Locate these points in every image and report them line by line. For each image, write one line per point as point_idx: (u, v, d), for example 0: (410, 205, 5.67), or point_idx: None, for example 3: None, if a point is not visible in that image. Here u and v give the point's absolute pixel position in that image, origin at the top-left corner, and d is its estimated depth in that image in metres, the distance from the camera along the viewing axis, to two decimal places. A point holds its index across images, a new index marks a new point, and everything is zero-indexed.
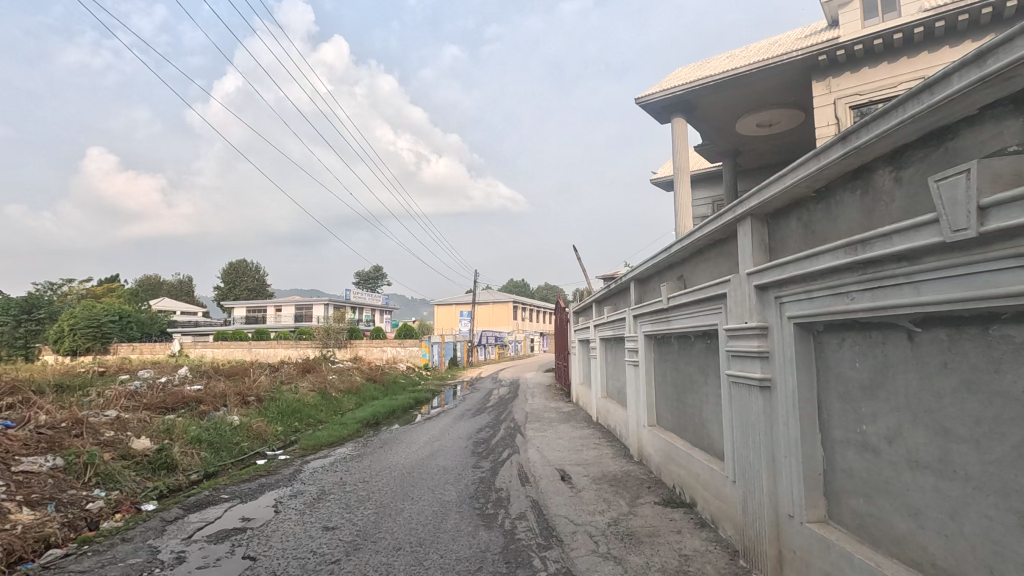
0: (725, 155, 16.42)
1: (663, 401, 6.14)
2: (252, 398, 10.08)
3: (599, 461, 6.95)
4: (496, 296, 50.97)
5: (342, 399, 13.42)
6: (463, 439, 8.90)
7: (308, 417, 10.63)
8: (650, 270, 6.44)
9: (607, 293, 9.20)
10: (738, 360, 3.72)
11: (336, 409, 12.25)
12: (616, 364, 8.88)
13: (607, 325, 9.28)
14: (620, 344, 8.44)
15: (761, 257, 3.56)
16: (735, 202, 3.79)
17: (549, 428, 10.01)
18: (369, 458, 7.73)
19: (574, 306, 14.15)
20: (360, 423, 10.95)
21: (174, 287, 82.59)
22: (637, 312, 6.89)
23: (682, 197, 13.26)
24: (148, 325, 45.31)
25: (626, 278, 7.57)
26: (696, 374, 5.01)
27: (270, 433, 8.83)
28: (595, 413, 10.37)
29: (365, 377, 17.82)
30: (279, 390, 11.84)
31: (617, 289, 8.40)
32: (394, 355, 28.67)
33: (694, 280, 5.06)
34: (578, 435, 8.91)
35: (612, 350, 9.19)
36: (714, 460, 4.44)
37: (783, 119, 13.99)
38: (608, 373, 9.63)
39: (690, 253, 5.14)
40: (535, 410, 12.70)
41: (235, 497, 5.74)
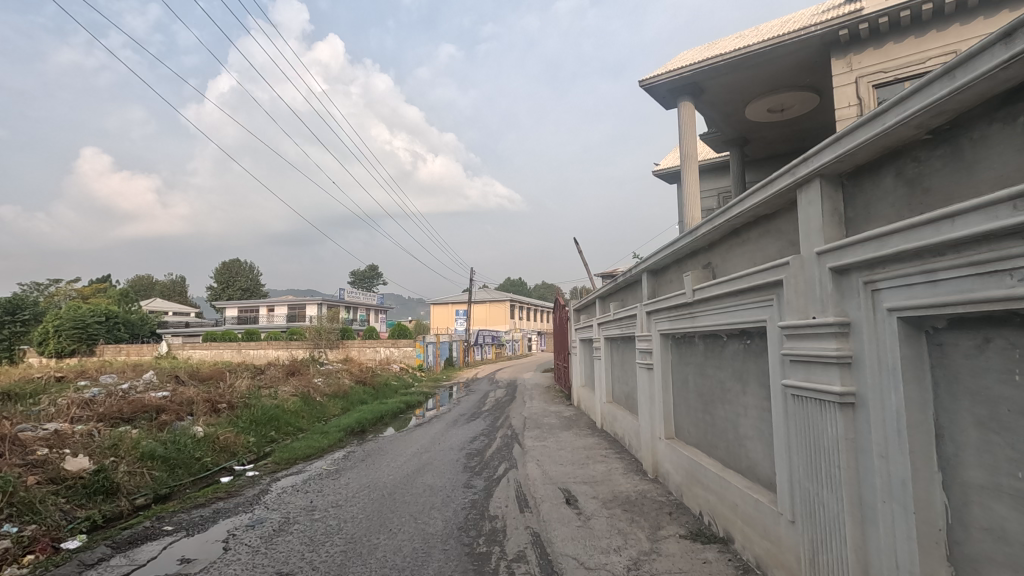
0: (732, 144, 15.56)
1: (684, 411, 5.29)
2: (223, 405, 9.16)
3: (608, 478, 6.09)
4: (493, 295, 50.08)
5: (327, 405, 12.50)
6: (455, 451, 8.01)
7: (286, 425, 9.72)
8: (667, 259, 5.58)
9: (614, 288, 8.33)
10: (801, 367, 2.85)
11: (319, 415, 11.36)
12: (624, 367, 8.02)
13: (613, 324, 8.42)
14: (629, 344, 7.57)
15: (834, 231, 2.70)
16: (796, 161, 2.93)
17: (550, 436, 9.14)
18: (347, 476, 6.82)
19: (575, 303, 13.27)
20: (343, 431, 10.06)
21: (167, 287, 81.49)
22: (650, 309, 6.03)
23: (690, 185, 12.41)
24: (137, 326, 44.21)
25: (637, 270, 6.72)
26: (729, 381, 4.16)
27: (240, 445, 7.95)
28: (599, 419, 9.51)
29: (354, 380, 16.90)
30: (257, 395, 10.92)
31: (625, 282, 7.55)
32: (387, 356, 27.75)
33: (727, 268, 4.20)
34: (582, 445, 8.03)
35: (619, 350, 8.32)
36: (758, 489, 3.59)
37: (796, 104, 13.14)
38: (614, 376, 8.76)
39: (721, 235, 4.28)
40: (534, 415, 11.82)
41: (181, 528, 4.86)
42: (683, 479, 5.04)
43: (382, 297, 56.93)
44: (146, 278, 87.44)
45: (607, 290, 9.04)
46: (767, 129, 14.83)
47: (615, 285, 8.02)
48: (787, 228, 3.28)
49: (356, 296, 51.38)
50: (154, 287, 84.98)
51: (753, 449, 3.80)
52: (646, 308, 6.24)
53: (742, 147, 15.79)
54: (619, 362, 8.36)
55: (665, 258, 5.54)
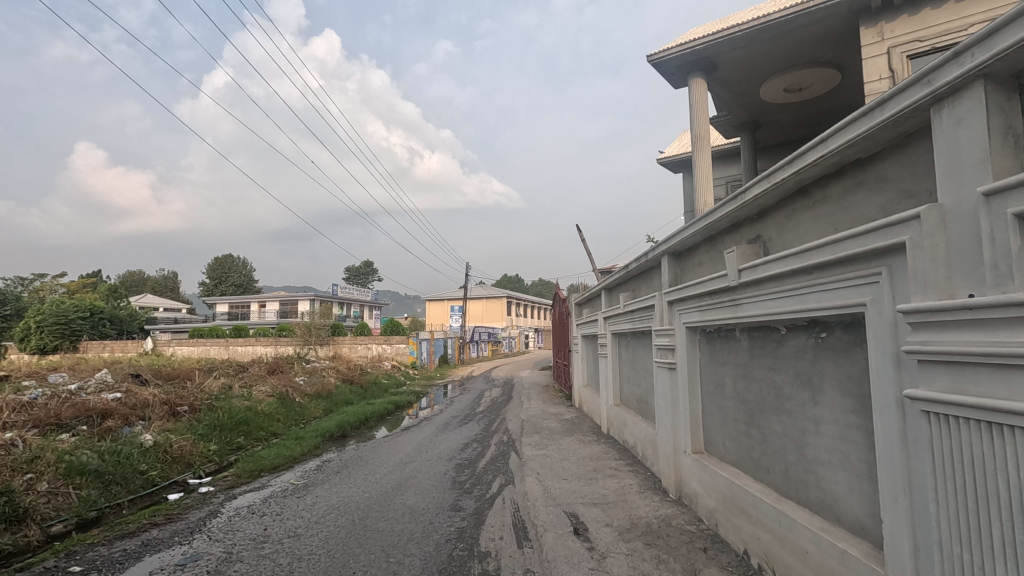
0: (744, 129, 14.63)
1: (718, 421, 4.34)
2: (184, 408, 8.16)
3: (621, 499, 5.13)
4: (489, 291, 49.10)
5: (308, 406, 11.51)
6: (443, 462, 7.02)
7: (257, 430, 8.73)
8: (696, 237, 4.64)
9: (624, 277, 7.37)
10: (944, 372, 1.91)
11: (297, 418, 10.36)
12: (636, 366, 7.06)
13: (623, 318, 7.47)
14: (643, 340, 6.62)
15: (1006, 162, 1.76)
16: (932, 66, 1.98)
17: (551, 443, 8.18)
18: (314, 493, 5.82)
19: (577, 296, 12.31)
20: (321, 437, 9.07)
21: (159, 283, 80.27)
22: (673, 298, 5.08)
23: (702, 169, 11.46)
24: (124, 321, 43.08)
25: (654, 254, 5.79)
26: (789, 387, 3.21)
27: (198, 455, 6.96)
28: (605, 424, 8.56)
29: (341, 379, 15.89)
30: (228, 396, 9.92)
31: (638, 269, 6.59)
32: (379, 353, 26.76)
33: (787, 240, 3.24)
34: (588, 455, 7.08)
35: (630, 348, 7.36)
36: (842, 535, 2.64)
37: (816, 83, 12.22)
38: (623, 376, 7.81)
39: (778, 199, 3.32)
40: (532, 418, 10.86)
41: (92, 569, 3.88)
42: (718, 506, 4.09)
43: (377, 293, 55.88)
44: (137, 273, 86.05)
45: (616, 281, 8.08)
46: (781, 111, 13.88)
47: (627, 273, 7.05)
48: (897, 175, 2.33)
49: (349, 292, 50.30)
50: (146, 283, 83.67)
51: (828, 478, 2.85)
52: (667, 297, 5.28)
53: (753, 132, 14.85)
54: (630, 360, 7.41)
55: (692, 235, 4.58)
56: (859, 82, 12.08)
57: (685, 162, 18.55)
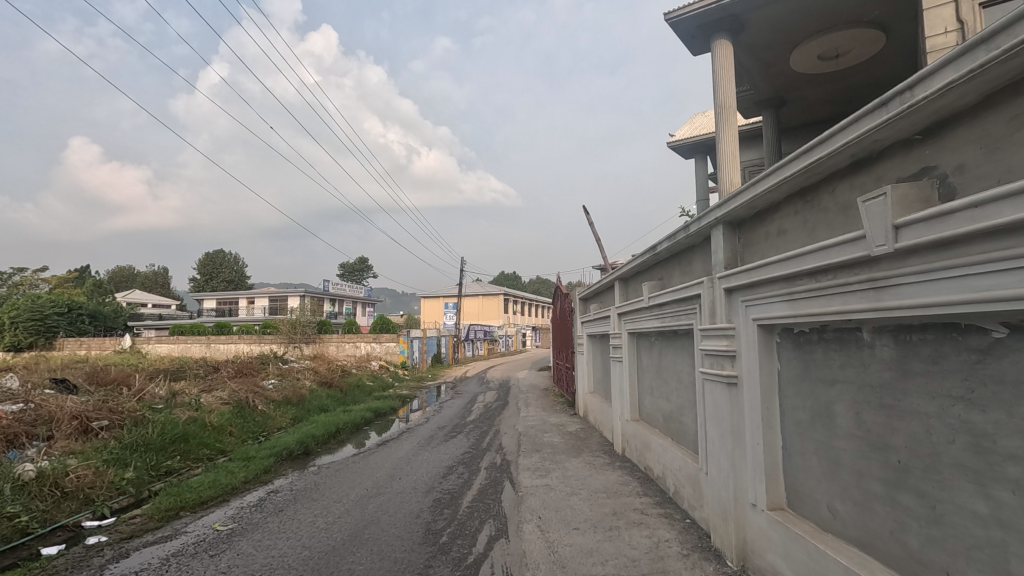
0: (767, 105, 13.18)
1: (818, 470, 2.85)
2: (101, 424, 6.62)
3: (659, 567, 3.63)
4: (486, 288, 47.68)
5: (272, 416, 9.99)
6: (418, 497, 5.50)
7: (197, 449, 7.21)
8: (777, 192, 3.16)
9: (647, 260, 5.87)
10: None
11: (254, 432, 8.83)
12: (664, 374, 5.58)
13: (645, 313, 6.00)
14: (678, 341, 5.13)
15: None
16: None
17: (555, 466, 6.69)
18: (237, 548, 4.28)
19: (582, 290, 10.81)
20: (277, 455, 7.54)
21: (149, 279, 78.56)
22: (736, 283, 3.60)
23: (728, 144, 9.96)
24: (105, 318, 41.44)
25: (698, 228, 4.30)
26: (1017, 436, 1.73)
27: (103, 487, 5.44)
28: (620, 443, 7.07)
29: (318, 382, 14.35)
30: (171, 405, 8.40)
31: (669, 250, 5.12)
32: (367, 352, 25.26)
33: (1012, 162, 1.75)
34: (603, 488, 5.59)
35: (657, 351, 5.86)
36: None
37: (855, 48, 10.73)
38: (645, 386, 6.35)
39: (988, 92, 1.83)
40: (532, 431, 9.38)
41: None
42: None
43: (370, 290, 54.36)
44: (127, 269, 84.34)
45: (635, 268, 6.59)
46: (809, 84, 12.45)
47: (653, 256, 5.54)
48: None
49: (341, 288, 48.79)
50: (135, 279, 81.97)
51: None
52: (723, 283, 3.77)
53: (777, 109, 13.40)
54: (655, 367, 5.93)
55: (776, 189, 3.08)
56: (903, 47, 10.63)
57: (697, 147, 17.10)
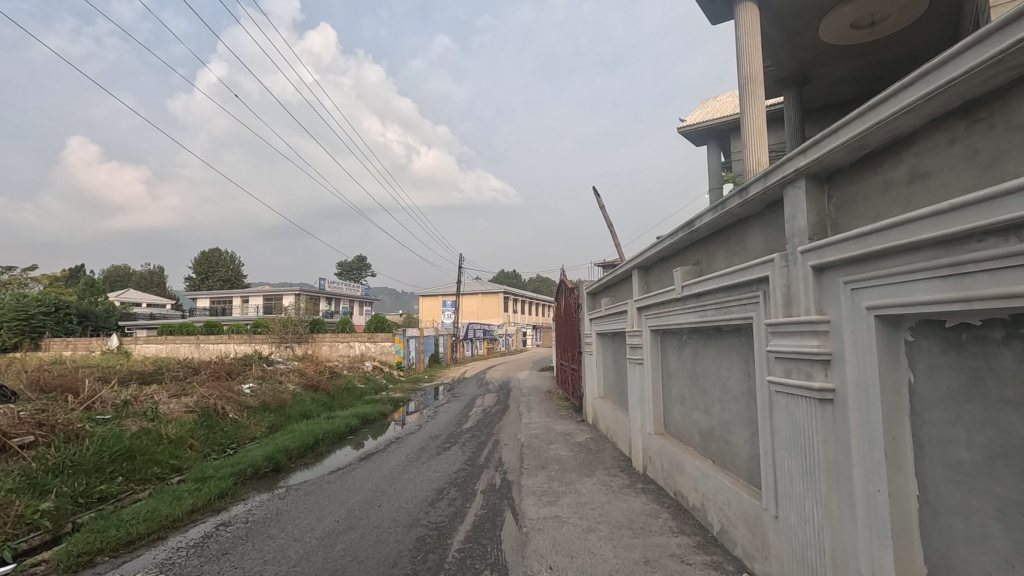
0: (789, 83, 12.14)
1: (1006, 547, 1.81)
2: (22, 441, 5.59)
3: None
4: (485, 286, 46.57)
5: (244, 425, 8.94)
6: (398, 535, 4.45)
7: (144, 467, 6.20)
8: (913, 118, 2.11)
9: (681, 241, 4.80)
10: None
11: (218, 445, 7.77)
12: (702, 381, 4.54)
13: (675, 306, 4.97)
14: (724, 340, 4.08)
15: None
16: None
17: (566, 489, 5.64)
18: None
19: (591, 283, 9.75)
20: (240, 473, 6.48)
21: (144, 278, 77.37)
22: (830, 258, 2.55)
23: (754, 119, 8.89)
24: (96, 317, 40.37)
25: (757, 192, 3.25)
26: None
27: (8, 522, 4.39)
28: (641, 459, 6.04)
29: (302, 385, 13.25)
30: (121, 415, 7.36)
31: (710, 225, 4.08)
32: (361, 352, 24.22)
33: None
34: (627, 520, 4.56)
35: (692, 353, 4.80)
36: None
37: (893, 14, 9.66)
38: (674, 392, 5.31)
39: None
40: (535, 441, 8.34)
41: None
42: None
43: (367, 288, 53.25)
44: (123, 268, 83.26)
45: (660, 253, 5.54)
46: (836, 59, 11.40)
47: (689, 234, 4.47)
48: None
49: (337, 286, 47.66)
50: (131, 278, 80.88)
51: None
52: (807, 260, 2.72)
53: (799, 88, 12.36)
54: (689, 372, 4.88)
55: (917, 108, 2.03)
56: (945, 14, 9.59)
57: (709, 132, 16.03)
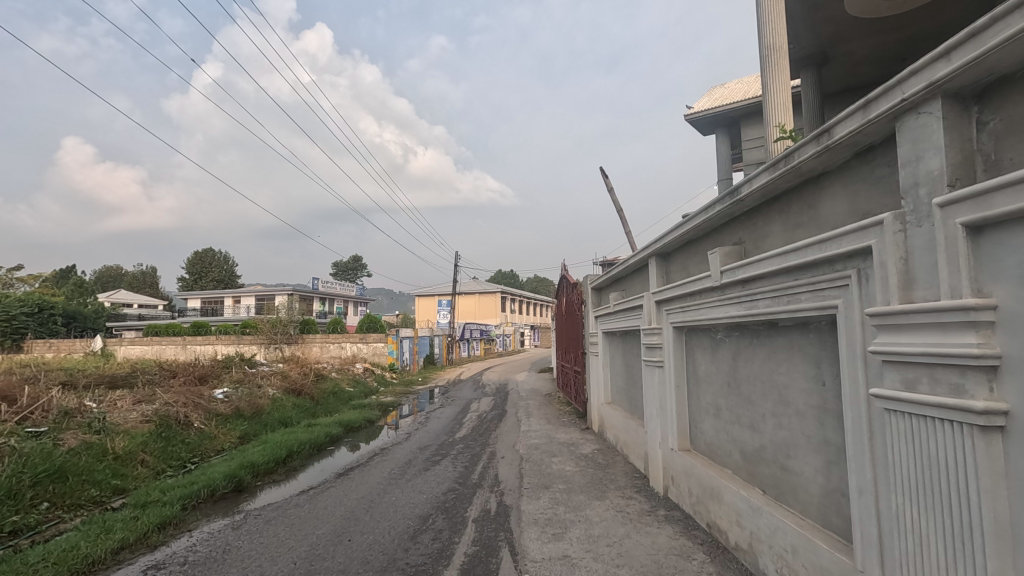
0: (808, 63, 11.28)
1: None
2: None
3: None
4: (482, 285, 45.68)
5: (210, 436, 8.00)
6: None
7: (77, 491, 5.28)
8: None
9: (719, 217, 3.90)
10: None
11: (175, 460, 6.83)
12: (747, 390, 3.65)
13: (709, 297, 4.08)
14: (782, 338, 3.19)
15: None
16: None
17: (575, 517, 4.73)
18: None
19: (596, 277, 8.86)
20: (192, 496, 5.54)
21: (135, 278, 76.18)
22: (1001, 209, 1.66)
23: (779, 94, 8.01)
24: (82, 318, 39.27)
25: (847, 139, 2.39)
26: None
27: None
28: (662, 479, 5.15)
29: (283, 390, 12.28)
30: (61, 428, 6.42)
31: (764, 190, 3.19)
32: (353, 353, 23.29)
33: None
34: (653, 563, 3.66)
35: (731, 354, 3.91)
36: None
37: None
38: (706, 401, 4.42)
39: None
40: (536, 453, 7.43)
41: None
42: None
43: (362, 287, 52.31)
44: (114, 268, 81.97)
45: (688, 235, 4.64)
46: (860, 36, 10.55)
47: (734, 205, 3.57)
48: None
49: (330, 286, 46.70)
50: (123, 278, 79.62)
51: None
52: (953, 217, 1.83)
53: (818, 69, 11.52)
54: (727, 378, 3.98)
55: None
56: None
57: (717, 120, 15.17)
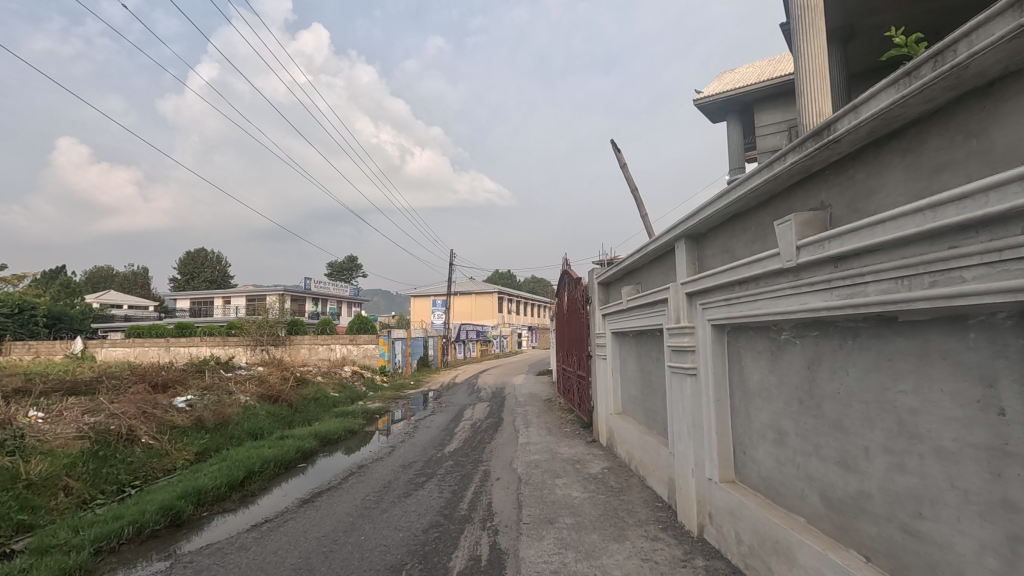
0: (832, 38, 10.28)
1: None
2: None
3: None
4: (479, 285, 44.65)
5: (160, 452, 6.92)
6: None
7: None
8: None
9: (790, 175, 2.86)
10: None
11: (109, 484, 5.74)
12: (835, 411, 2.63)
13: (772, 284, 3.04)
14: (906, 340, 2.17)
15: None
16: None
17: (589, 569, 3.69)
18: None
19: (604, 270, 7.84)
20: (113, 537, 4.47)
21: (127, 279, 74.96)
22: None
23: (817, 57, 6.96)
24: (68, 319, 38.07)
25: None
26: None
27: None
28: (697, 516, 4.11)
29: (257, 396, 11.17)
30: None
31: (882, 121, 2.17)
32: (343, 355, 22.21)
33: None
34: None
35: (806, 362, 2.89)
36: None
37: None
38: (761, 422, 3.39)
39: None
40: (537, 473, 6.39)
41: None
42: None
43: (356, 288, 51.13)
44: (105, 268, 80.62)
45: (735, 208, 3.60)
46: (893, 7, 9.55)
47: (820, 153, 2.55)
48: None
49: (323, 286, 45.54)
50: (115, 279, 78.34)
51: None
52: None
53: (843, 45, 10.52)
54: (798, 393, 2.96)
55: None
56: None
57: (729, 105, 14.13)
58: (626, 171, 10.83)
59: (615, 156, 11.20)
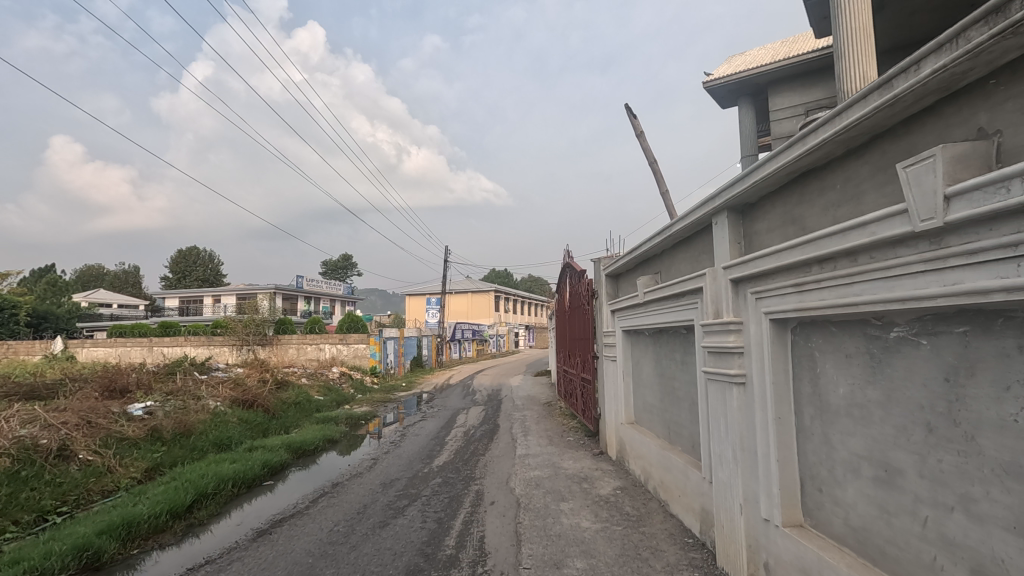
0: None
1: None
2: None
3: None
4: (475, 284, 43.71)
5: (100, 470, 5.96)
6: None
7: None
8: None
9: (919, 96, 1.95)
10: None
11: (25, 513, 4.78)
12: (1004, 449, 1.72)
13: (885, 259, 2.11)
14: None
15: None
16: None
17: None
18: None
19: (613, 260, 6.92)
20: None
21: (118, 278, 73.81)
22: None
23: (860, 14, 6.05)
24: (54, 318, 37.06)
25: None
26: None
27: None
28: (750, 567, 3.18)
29: (230, 402, 10.20)
30: None
31: None
32: (333, 355, 21.23)
33: None
34: None
35: (941, 372, 1.97)
36: None
37: None
38: (849, 452, 2.48)
39: None
40: (538, 494, 5.46)
41: None
42: None
43: (350, 287, 50.09)
44: (96, 267, 79.36)
45: (811, 162, 2.66)
46: None
47: (990, 47, 1.64)
48: None
49: (315, 285, 44.55)
50: (105, 279, 77.11)
51: None
52: None
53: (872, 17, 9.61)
54: (923, 416, 2.04)
55: None
56: None
57: (740, 87, 13.17)
58: (641, 140, 9.87)
59: (630, 118, 10.33)
